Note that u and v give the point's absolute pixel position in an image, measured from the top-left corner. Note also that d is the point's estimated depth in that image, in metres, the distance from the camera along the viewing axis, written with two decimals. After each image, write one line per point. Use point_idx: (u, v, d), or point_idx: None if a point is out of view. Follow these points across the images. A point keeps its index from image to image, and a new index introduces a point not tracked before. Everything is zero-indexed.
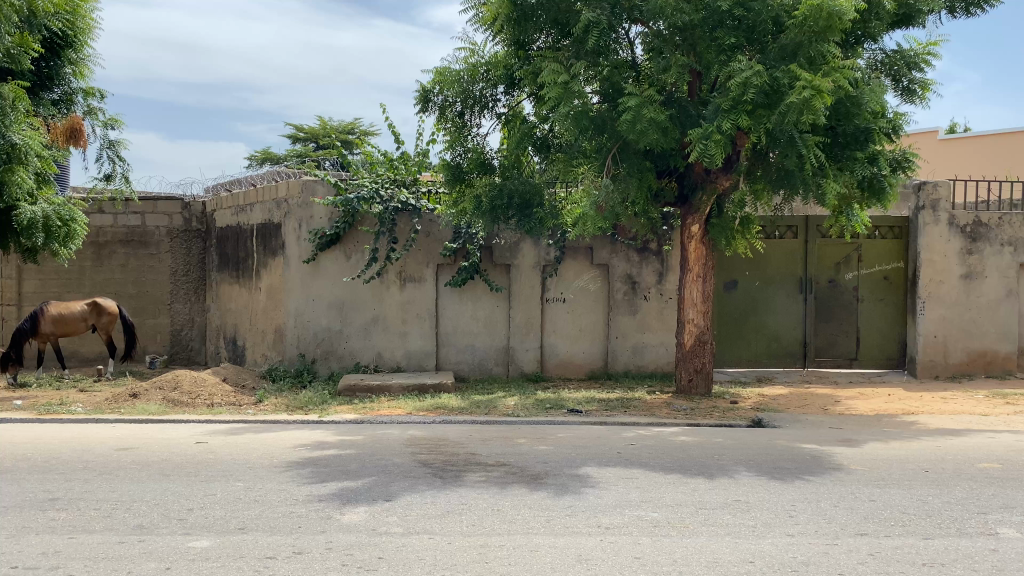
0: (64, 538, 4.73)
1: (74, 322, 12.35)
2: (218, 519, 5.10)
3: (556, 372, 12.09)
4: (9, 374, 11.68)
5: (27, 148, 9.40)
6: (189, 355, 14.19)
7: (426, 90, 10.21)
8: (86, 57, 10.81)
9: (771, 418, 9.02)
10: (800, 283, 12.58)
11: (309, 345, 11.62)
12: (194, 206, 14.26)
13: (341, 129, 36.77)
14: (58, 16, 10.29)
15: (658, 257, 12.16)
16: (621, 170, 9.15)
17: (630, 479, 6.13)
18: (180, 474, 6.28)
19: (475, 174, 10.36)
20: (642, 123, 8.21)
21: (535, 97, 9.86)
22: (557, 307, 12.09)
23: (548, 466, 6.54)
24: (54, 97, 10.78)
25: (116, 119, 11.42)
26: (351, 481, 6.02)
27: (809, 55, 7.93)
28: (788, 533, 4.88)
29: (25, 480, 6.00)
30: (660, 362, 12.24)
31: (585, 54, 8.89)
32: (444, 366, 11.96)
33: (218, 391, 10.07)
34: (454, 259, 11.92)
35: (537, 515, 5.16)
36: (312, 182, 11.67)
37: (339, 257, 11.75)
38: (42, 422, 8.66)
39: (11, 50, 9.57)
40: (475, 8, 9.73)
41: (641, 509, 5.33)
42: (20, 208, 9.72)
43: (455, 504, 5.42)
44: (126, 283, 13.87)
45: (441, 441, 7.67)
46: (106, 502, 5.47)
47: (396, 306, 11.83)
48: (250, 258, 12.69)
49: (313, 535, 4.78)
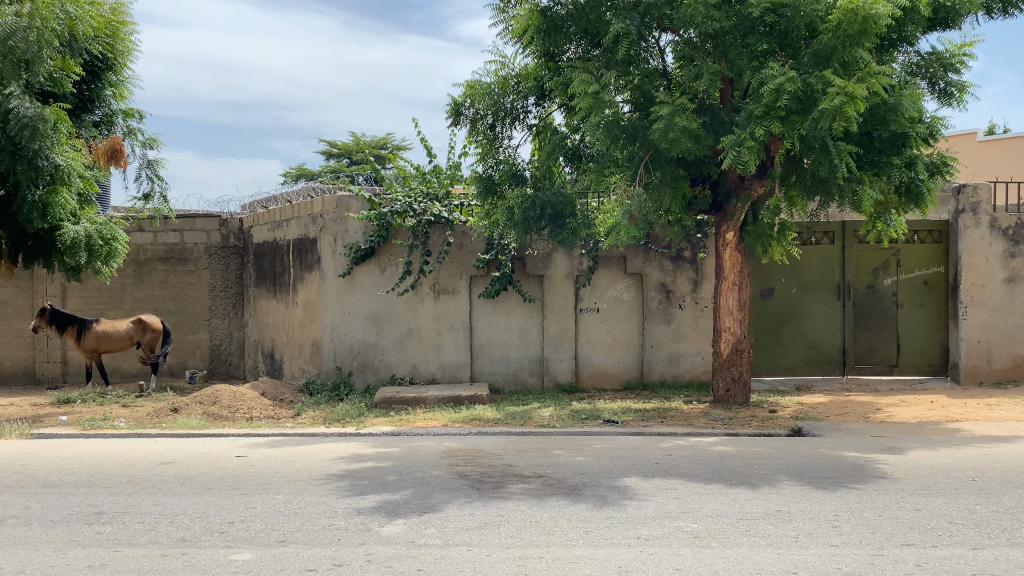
0: (110, 551, 4.81)
1: (118, 340, 12.63)
2: (259, 532, 5.16)
3: (592, 383, 12.05)
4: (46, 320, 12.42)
5: (69, 169, 9.51)
6: (228, 370, 14.31)
7: (457, 103, 10.28)
8: (126, 78, 11.06)
9: (811, 426, 8.88)
10: (838, 289, 12.42)
11: (345, 357, 11.73)
12: (231, 223, 14.44)
13: (374, 144, 37.04)
14: (98, 39, 10.36)
15: (692, 265, 12.11)
16: (654, 178, 9.08)
17: (670, 489, 6.08)
18: (220, 486, 6.36)
19: (507, 185, 10.35)
20: (675, 132, 8.16)
21: (566, 107, 9.86)
22: (591, 317, 12.05)
23: (586, 477, 6.50)
24: (95, 119, 11.01)
25: (154, 138, 11.59)
26: (389, 493, 6.05)
27: (842, 60, 7.85)
28: (831, 544, 4.80)
29: (71, 495, 6.12)
30: (696, 371, 12.16)
31: (616, 64, 8.87)
32: (479, 378, 11.97)
33: (257, 404, 10.19)
34: (486, 271, 11.95)
35: (576, 527, 5.14)
36: (346, 197, 11.76)
37: (373, 270, 11.85)
38: (88, 436, 8.86)
39: (54, 74, 9.77)
40: (504, 21, 9.84)
41: (680, 520, 5.28)
42: (63, 227, 9.94)
43: (493, 516, 5.41)
44: (166, 299, 14.11)
45: (477, 453, 7.67)
46: (150, 515, 5.55)
47: (429, 317, 11.87)
48: (287, 273, 12.84)
49: (353, 547, 4.82)
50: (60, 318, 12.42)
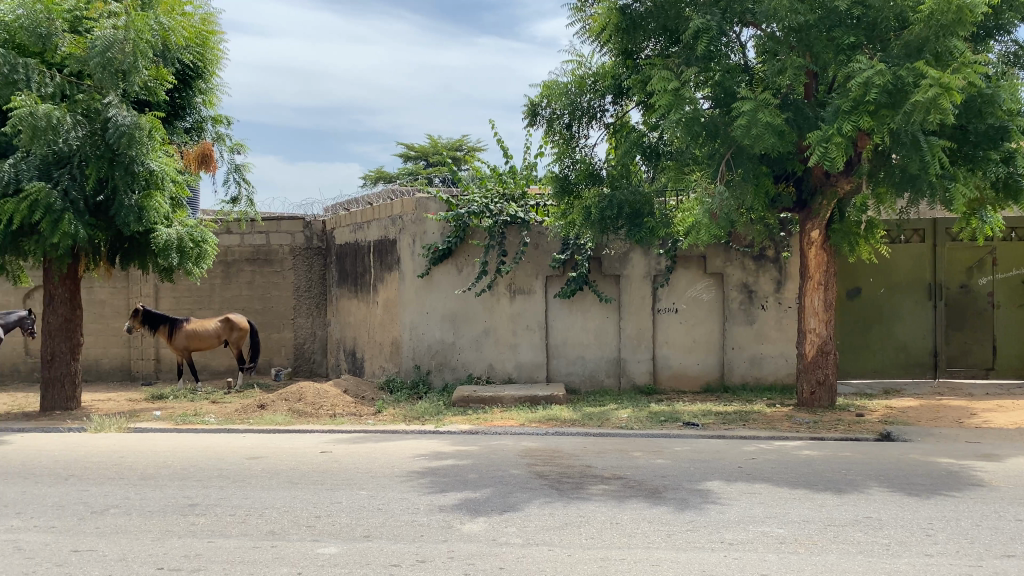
0: (204, 542, 5.00)
1: (207, 338, 13.08)
2: (345, 526, 5.27)
3: (670, 384, 11.91)
4: (139, 318, 12.96)
5: (162, 174, 9.96)
6: (311, 367, 14.67)
7: (534, 103, 10.30)
8: (215, 86, 11.46)
9: (901, 431, 8.56)
10: (929, 289, 11.96)
11: (424, 356, 11.89)
12: (316, 224, 14.84)
13: (449, 146, 37.40)
14: (189, 49, 10.76)
15: (775, 264, 11.84)
16: (736, 175, 8.84)
17: (754, 494, 5.95)
18: (306, 481, 6.53)
19: (584, 185, 10.32)
20: (758, 128, 7.99)
21: (644, 105, 9.79)
22: (670, 317, 11.91)
23: (667, 480, 6.42)
24: (186, 126, 11.46)
25: (241, 143, 11.96)
26: (469, 491, 6.10)
27: (935, 51, 7.59)
28: (926, 553, 4.62)
29: (167, 487, 6.37)
30: (779, 374, 11.88)
31: (695, 60, 8.75)
32: (556, 379, 11.95)
33: (340, 402, 10.42)
34: (563, 270, 11.92)
35: (657, 530, 5.08)
36: (424, 198, 11.93)
37: (451, 270, 11.98)
38: (181, 430, 9.23)
39: (149, 83, 10.18)
40: (582, 20, 9.85)
41: (765, 525, 5.17)
42: (158, 230, 10.34)
43: (574, 517, 5.40)
44: (252, 299, 14.55)
45: (556, 453, 7.66)
46: (240, 508, 5.74)
47: (506, 317, 11.92)
48: (367, 274, 13.08)
49: (435, 543, 4.88)
50: (152, 318, 12.95)
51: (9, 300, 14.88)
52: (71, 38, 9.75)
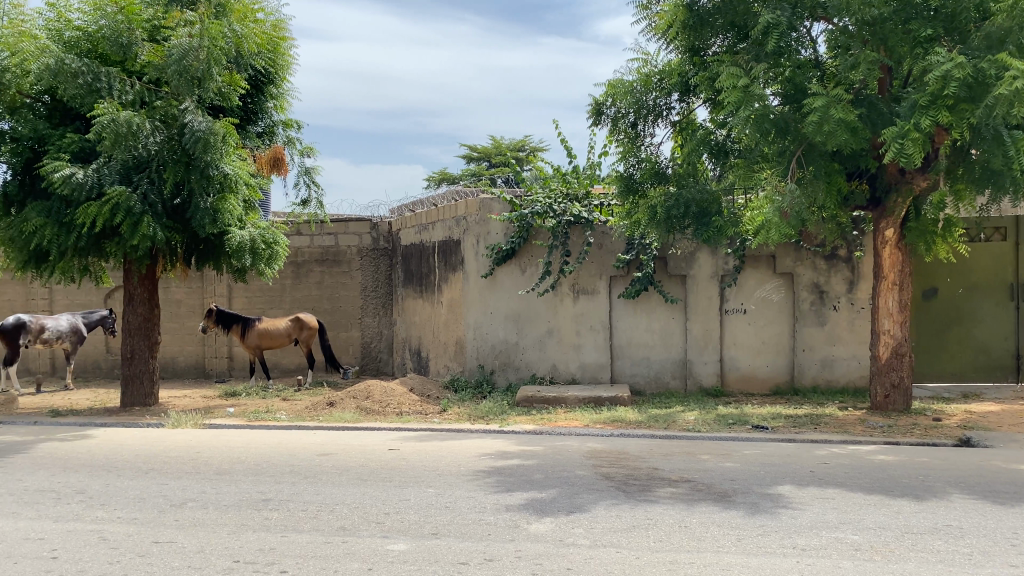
0: (278, 536, 5.12)
1: (278, 337, 13.40)
2: (414, 523, 5.33)
3: (738, 386, 11.72)
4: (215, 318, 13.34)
5: (236, 178, 10.20)
6: (378, 366, 14.89)
7: (598, 103, 10.25)
8: (286, 91, 11.73)
9: (981, 437, 8.26)
10: (1011, 290, 11.53)
11: (487, 356, 11.94)
12: (381, 226, 14.98)
13: (512, 147, 37.51)
14: (261, 55, 11.01)
15: (848, 264, 11.58)
16: (807, 173, 8.68)
17: (827, 499, 5.82)
18: (374, 478, 6.63)
19: (649, 184, 10.23)
20: (830, 124, 7.79)
21: (711, 103, 9.67)
22: (737, 318, 11.73)
23: (736, 484, 6.33)
24: (258, 131, 11.71)
25: (310, 147, 12.21)
26: (536, 491, 6.11)
27: (1018, 43, 7.33)
28: (1011, 564, 4.45)
29: (242, 482, 6.55)
30: (852, 376, 11.60)
31: (765, 56, 8.61)
32: (620, 380, 11.88)
33: (407, 400, 10.56)
34: (627, 271, 11.85)
35: (727, 534, 5.01)
36: (488, 199, 12.00)
37: (515, 271, 12.02)
38: (253, 427, 9.47)
39: (223, 89, 10.43)
40: (648, 17, 9.80)
41: (839, 531, 5.05)
42: (232, 232, 10.63)
43: (642, 519, 5.36)
44: (321, 299, 14.87)
45: (622, 454, 7.62)
46: (312, 504, 5.86)
47: (570, 317, 11.90)
48: (432, 274, 13.21)
49: (503, 543, 4.90)
50: (227, 319, 13.32)
51: (91, 300, 15.49)
52: (150, 46, 10.06)
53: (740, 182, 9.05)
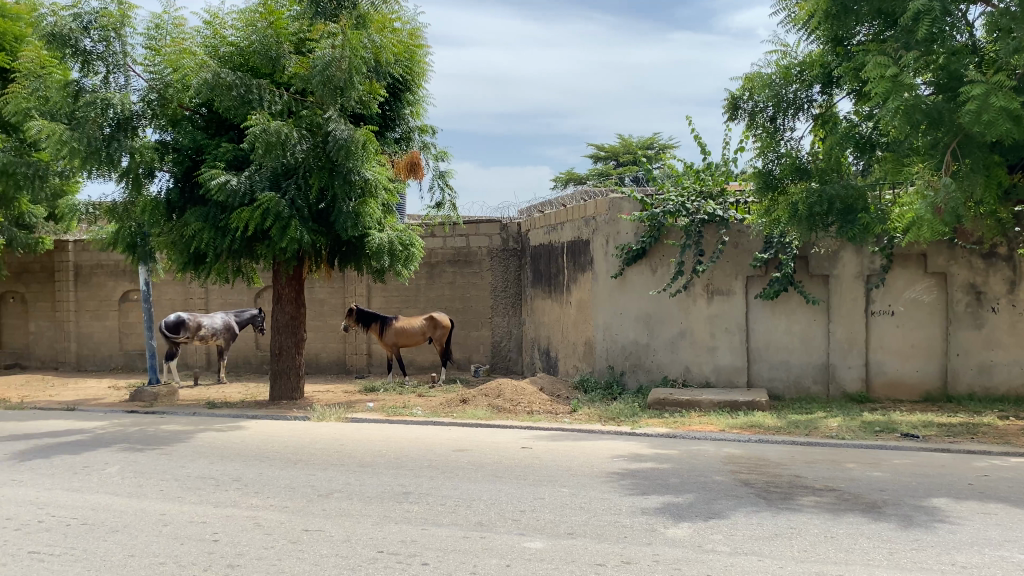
0: (418, 529, 5.28)
1: (414, 335, 13.81)
2: (549, 522, 5.38)
3: (884, 392, 11.15)
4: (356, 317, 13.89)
5: (376, 183, 10.63)
6: (508, 364, 15.07)
7: (735, 98, 10.03)
8: (421, 97, 12.06)
9: None
10: None
11: (618, 356, 11.90)
12: (511, 227, 15.12)
13: (641, 146, 37.08)
14: (398, 63, 11.38)
15: (1009, 263, 10.79)
16: (963, 166, 8.12)
17: (989, 514, 5.44)
18: (509, 475, 6.73)
19: (789, 181, 9.80)
20: (990, 113, 7.29)
21: (856, 94, 9.25)
22: (885, 321, 11.14)
23: (886, 495, 6.01)
24: (396, 136, 12.15)
25: (445, 151, 12.52)
26: (672, 495, 6.03)
27: None
28: None
29: (383, 475, 6.80)
30: (1013, 383, 10.80)
31: (916, 44, 8.09)
32: (757, 383, 11.54)
33: (537, 399, 10.64)
34: (764, 271, 11.50)
35: (878, 547, 4.78)
36: (618, 198, 11.94)
37: (646, 270, 11.89)
38: (391, 422, 9.81)
39: (364, 97, 10.92)
40: (787, 9, 9.49)
41: (1004, 549, 4.71)
42: (371, 235, 11.05)
43: (784, 528, 5.19)
44: (454, 299, 15.23)
45: (761, 461, 7.40)
46: (450, 498, 6.01)
47: (703, 319, 11.65)
48: (562, 274, 13.25)
49: (640, 546, 4.87)
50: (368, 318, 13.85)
51: (242, 299, 16.48)
52: (296, 59, 10.63)
53: (889, 176, 8.60)
